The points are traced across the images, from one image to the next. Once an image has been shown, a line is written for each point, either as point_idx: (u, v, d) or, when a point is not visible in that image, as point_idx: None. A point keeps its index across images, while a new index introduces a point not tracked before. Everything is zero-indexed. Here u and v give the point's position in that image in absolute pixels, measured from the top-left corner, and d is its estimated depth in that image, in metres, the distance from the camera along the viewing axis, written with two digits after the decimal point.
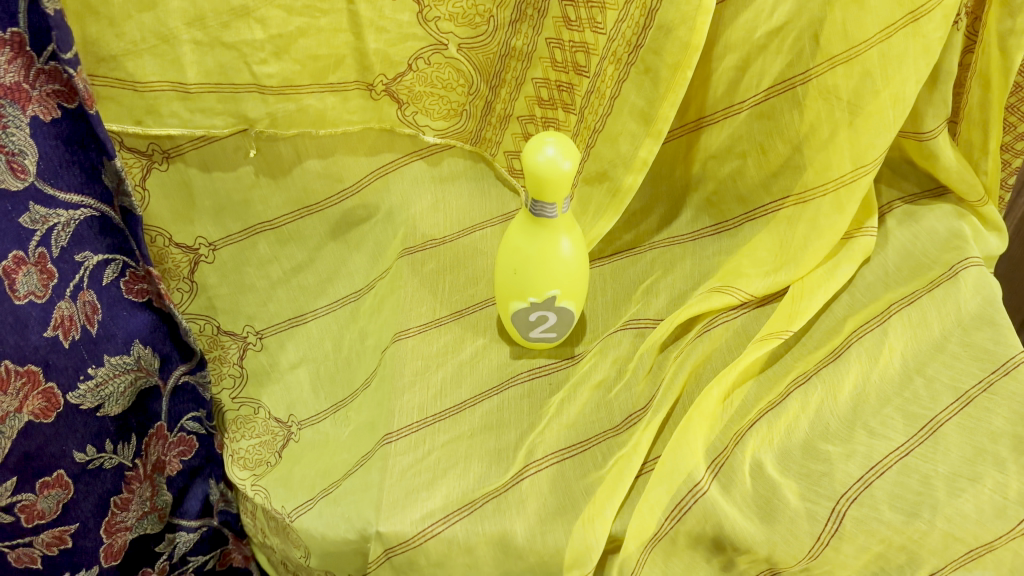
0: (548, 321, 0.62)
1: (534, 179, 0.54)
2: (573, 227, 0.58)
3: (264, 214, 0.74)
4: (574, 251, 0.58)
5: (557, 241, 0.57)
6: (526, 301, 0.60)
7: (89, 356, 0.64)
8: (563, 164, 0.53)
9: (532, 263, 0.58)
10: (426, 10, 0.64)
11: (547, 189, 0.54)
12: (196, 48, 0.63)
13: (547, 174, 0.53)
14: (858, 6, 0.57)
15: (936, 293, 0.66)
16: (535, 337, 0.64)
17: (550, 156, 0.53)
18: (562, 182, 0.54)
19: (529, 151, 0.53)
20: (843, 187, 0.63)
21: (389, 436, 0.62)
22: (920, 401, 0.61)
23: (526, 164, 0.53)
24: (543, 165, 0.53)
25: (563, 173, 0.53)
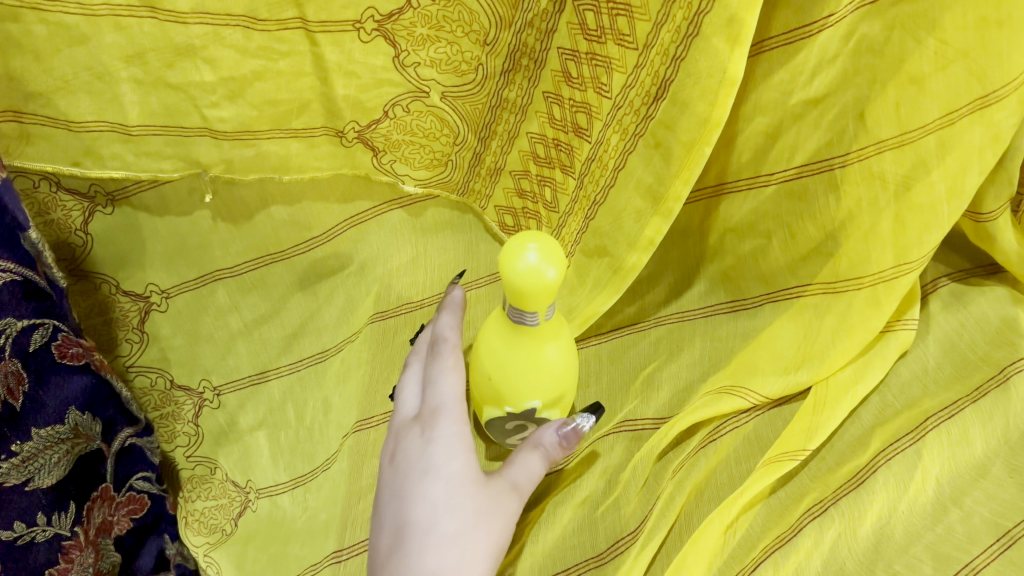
0: (526, 427, 0.54)
1: (514, 288, 0.45)
2: (558, 330, 0.50)
3: (222, 260, 0.66)
4: (560, 356, 0.50)
5: (541, 347, 0.49)
6: (502, 409, 0.52)
7: (13, 430, 0.57)
8: (549, 274, 0.44)
9: (509, 370, 0.50)
10: (404, 54, 0.55)
11: (527, 299, 0.45)
12: (138, 88, 0.54)
13: (528, 284, 0.44)
14: (916, 86, 0.47)
15: (981, 405, 0.57)
16: (512, 438, 0.56)
17: (532, 263, 0.44)
18: (547, 291, 0.45)
19: (506, 258, 0.44)
20: (881, 284, 0.54)
21: (338, 553, 0.62)
22: (954, 540, 0.53)
23: (504, 273, 0.44)
24: (523, 273, 0.43)
25: (547, 283, 0.44)
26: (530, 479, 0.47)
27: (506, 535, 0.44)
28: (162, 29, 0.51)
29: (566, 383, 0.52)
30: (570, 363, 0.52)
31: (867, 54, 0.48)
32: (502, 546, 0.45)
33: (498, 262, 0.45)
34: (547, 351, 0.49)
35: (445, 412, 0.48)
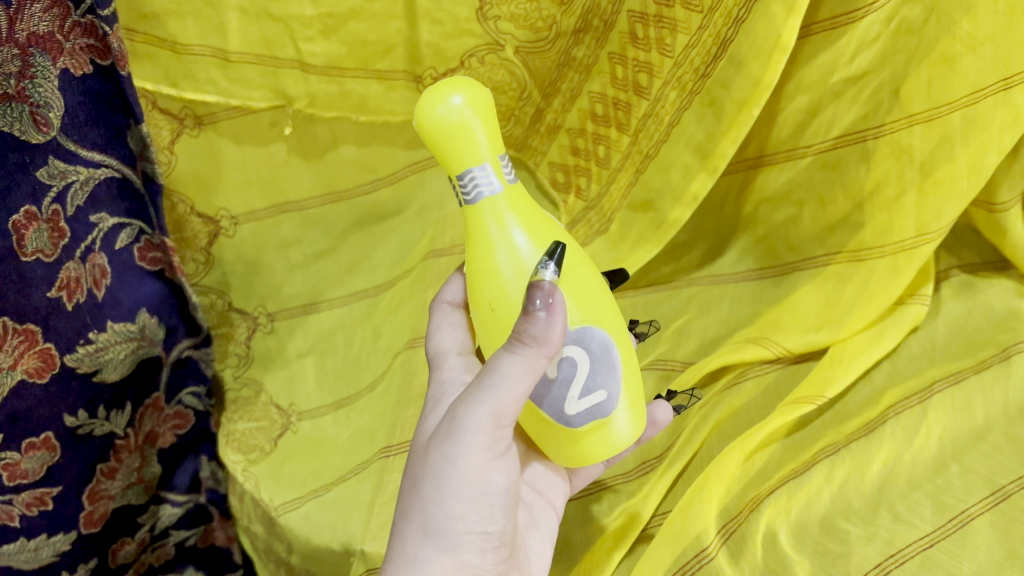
0: (573, 376, 0.42)
1: (442, 139, 0.43)
2: (529, 206, 0.45)
3: (292, 194, 0.71)
4: (538, 233, 0.44)
5: (505, 224, 0.43)
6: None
7: (92, 319, 0.61)
8: (447, 95, 0.43)
9: (496, 271, 0.43)
10: (487, 8, 0.62)
11: (459, 147, 0.43)
12: (242, 17, 0.60)
13: (452, 125, 0.43)
14: (947, 65, 0.53)
15: (985, 376, 0.62)
16: (585, 418, 0.43)
17: (450, 104, 0.43)
18: (468, 126, 0.43)
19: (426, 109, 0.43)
20: (901, 254, 0.60)
21: (388, 449, 0.63)
22: (951, 491, 0.57)
23: (428, 122, 0.43)
24: (445, 114, 0.42)
25: (469, 119, 0.43)
26: (461, 414, 0.40)
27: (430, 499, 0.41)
28: None
29: (582, 274, 0.45)
30: (571, 252, 0.45)
31: (905, 36, 0.54)
32: (450, 501, 0.41)
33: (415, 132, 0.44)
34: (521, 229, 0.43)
35: (439, 365, 0.50)
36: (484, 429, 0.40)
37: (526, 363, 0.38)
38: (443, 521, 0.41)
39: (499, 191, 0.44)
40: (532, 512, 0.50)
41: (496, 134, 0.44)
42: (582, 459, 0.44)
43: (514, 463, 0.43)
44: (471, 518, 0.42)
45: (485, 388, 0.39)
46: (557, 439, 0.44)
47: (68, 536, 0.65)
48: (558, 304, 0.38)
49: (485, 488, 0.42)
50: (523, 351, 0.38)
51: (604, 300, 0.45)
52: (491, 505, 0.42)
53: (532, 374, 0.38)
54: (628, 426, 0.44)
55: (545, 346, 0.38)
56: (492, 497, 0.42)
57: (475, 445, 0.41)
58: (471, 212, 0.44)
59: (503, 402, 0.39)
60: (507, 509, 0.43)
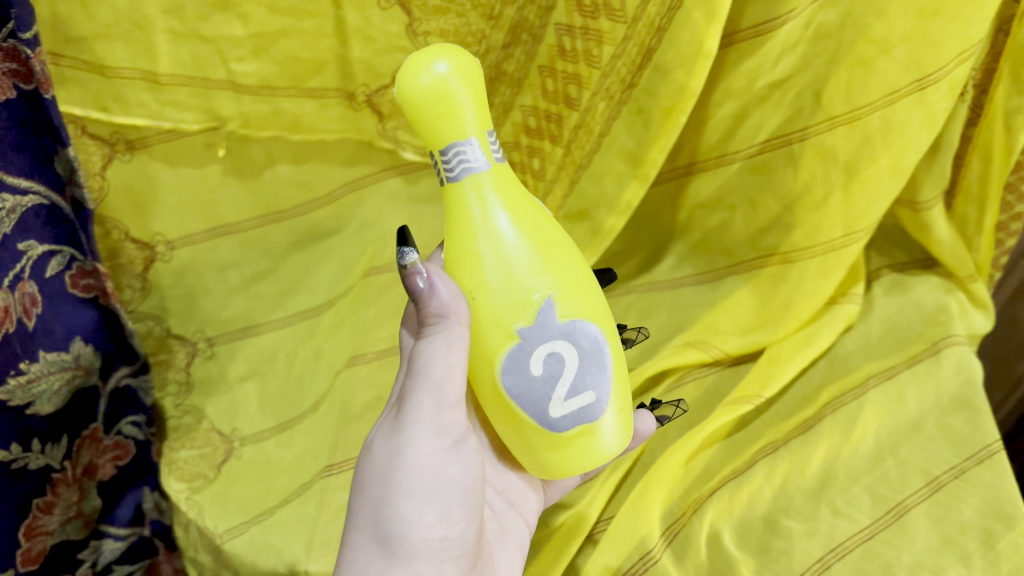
0: (561, 373, 0.41)
1: (426, 110, 0.42)
2: (515, 192, 0.44)
3: (228, 216, 0.70)
4: (523, 217, 0.43)
5: (489, 207, 0.42)
6: (512, 345, 0.41)
7: (23, 350, 0.59)
8: (431, 61, 0.42)
9: (476, 258, 0.42)
10: (417, 23, 0.64)
11: (444, 118, 0.42)
12: (172, 39, 0.59)
13: (436, 94, 0.42)
14: (864, 67, 0.55)
15: (917, 369, 0.65)
16: (571, 421, 0.42)
17: (435, 73, 0.42)
18: (452, 94, 0.42)
19: (409, 80, 0.42)
20: (831, 253, 0.62)
21: (331, 468, 0.65)
22: (889, 483, 0.59)
23: (411, 93, 0.42)
24: (429, 83, 0.42)
25: (454, 89, 0.42)
26: (406, 404, 0.42)
27: (383, 500, 0.41)
28: None
29: (570, 263, 0.44)
30: (559, 240, 0.44)
31: (823, 39, 0.56)
32: (403, 502, 0.41)
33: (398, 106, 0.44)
34: (506, 210, 0.43)
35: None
36: (427, 411, 0.41)
37: (449, 335, 0.41)
38: (397, 524, 0.41)
39: (484, 168, 0.43)
40: (503, 526, 0.50)
41: (483, 107, 0.44)
42: (567, 468, 0.43)
43: (469, 462, 0.44)
44: (427, 520, 0.41)
45: (422, 366, 0.41)
46: (539, 447, 0.43)
47: None
48: (439, 278, 0.41)
49: (439, 484, 0.42)
50: (439, 323, 0.41)
51: (592, 292, 0.44)
52: (446, 505, 0.42)
53: (455, 347, 0.41)
54: (615, 432, 0.43)
55: (451, 316, 0.41)
56: (446, 496, 0.42)
57: (423, 433, 0.41)
58: (453, 191, 0.43)
59: (439, 377, 0.41)
60: (466, 514, 0.43)
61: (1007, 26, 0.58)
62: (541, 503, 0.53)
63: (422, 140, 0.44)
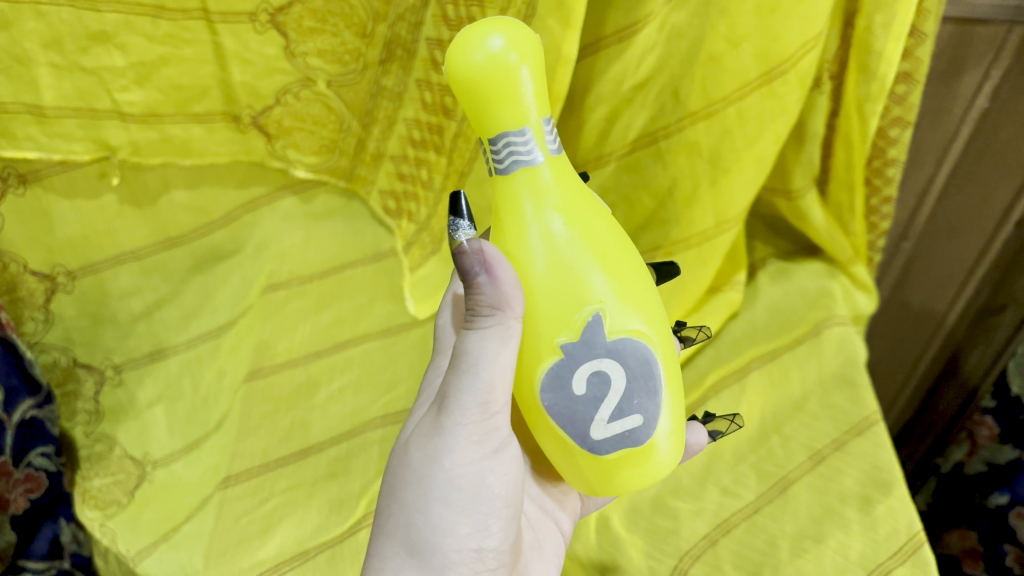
0: (607, 393, 0.38)
1: (475, 91, 0.39)
2: (576, 191, 0.40)
3: (127, 245, 0.72)
4: (579, 218, 0.39)
5: (544, 206, 0.39)
6: (556, 361, 0.38)
7: None
8: (486, 38, 0.39)
9: (526, 257, 0.39)
10: (293, 45, 0.65)
11: (496, 103, 0.39)
12: (55, 72, 0.60)
13: (491, 74, 0.39)
14: (715, 63, 0.58)
15: (798, 350, 0.68)
16: (613, 446, 0.38)
17: (491, 51, 0.39)
18: (508, 75, 0.39)
19: (463, 54, 0.39)
20: (706, 242, 0.65)
21: (227, 480, 0.64)
22: (774, 459, 0.62)
23: (463, 71, 0.39)
24: (483, 61, 0.38)
25: (512, 71, 0.39)
26: (446, 407, 0.38)
27: (417, 506, 0.39)
28: (78, 16, 0.58)
29: (631, 272, 0.40)
30: (619, 244, 0.40)
31: (677, 40, 0.58)
32: (438, 509, 0.39)
33: (448, 83, 0.40)
34: (564, 209, 0.39)
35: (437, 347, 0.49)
36: (470, 418, 0.38)
37: (502, 331, 0.36)
38: (429, 533, 0.39)
39: (541, 161, 0.40)
40: (539, 532, 0.49)
41: (541, 92, 0.40)
42: (612, 489, 0.40)
43: (509, 467, 0.41)
44: (461, 531, 0.39)
45: (471, 367, 0.36)
46: (582, 467, 0.40)
47: None
48: (495, 257, 0.35)
49: (478, 492, 0.40)
50: (488, 318, 0.36)
51: (652, 305, 0.40)
52: (481, 514, 0.40)
53: (505, 346, 0.36)
54: (668, 456, 0.40)
55: (507, 309, 0.36)
56: (482, 506, 0.40)
57: (463, 440, 0.38)
58: (506, 183, 0.40)
59: (489, 381, 0.36)
60: (501, 524, 0.41)
61: (852, 21, 0.61)
62: (575, 516, 0.53)
63: (471, 123, 0.41)
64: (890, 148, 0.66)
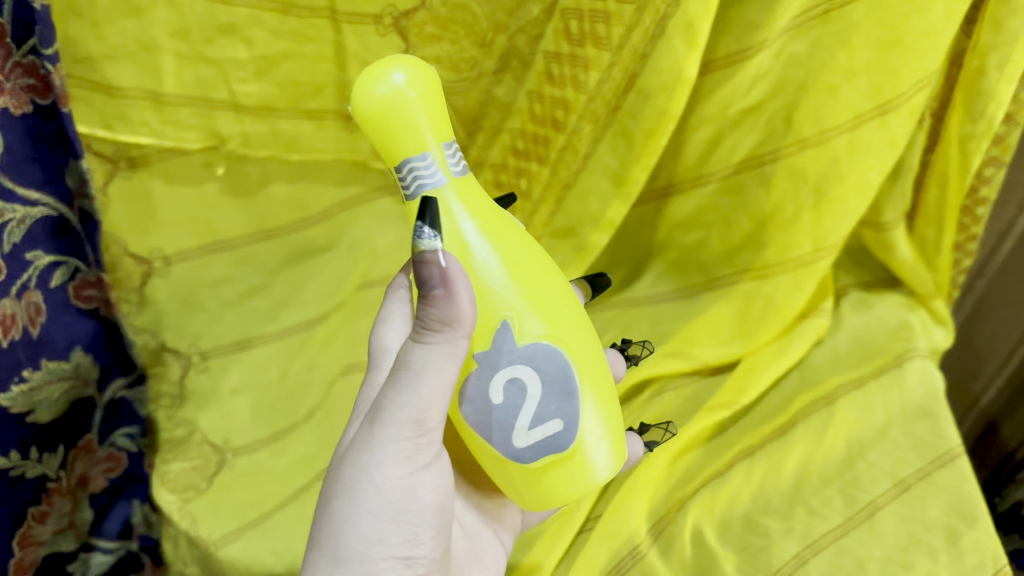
0: (524, 400, 0.40)
1: (375, 125, 0.41)
2: (485, 207, 0.43)
3: (223, 233, 0.73)
4: (494, 233, 0.42)
5: (456, 217, 0.42)
6: (471, 371, 0.42)
7: (27, 357, 0.62)
8: (387, 72, 0.41)
9: None
10: (412, 49, 0.65)
11: (392, 135, 0.41)
12: (178, 61, 0.62)
13: (389, 107, 0.41)
14: (830, 93, 0.59)
15: (882, 380, 0.68)
16: (538, 453, 0.41)
17: (392, 85, 0.41)
18: (407, 107, 0.41)
19: (364, 88, 0.41)
20: (802, 267, 0.66)
21: None
22: (859, 485, 0.62)
23: (365, 105, 0.41)
24: (382, 96, 0.41)
25: (411, 103, 0.41)
26: (379, 423, 0.40)
27: (346, 516, 0.41)
28: (209, 8, 0.60)
29: (546, 284, 0.43)
30: (530, 256, 0.43)
31: (792, 68, 0.60)
32: (366, 521, 0.41)
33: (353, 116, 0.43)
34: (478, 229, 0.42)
35: (379, 365, 0.52)
36: (404, 435, 0.40)
37: (448, 348, 0.38)
38: (358, 544, 0.41)
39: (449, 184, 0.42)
40: (476, 543, 0.51)
41: (442, 120, 0.43)
42: (540, 496, 0.42)
43: (439, 480, 0.43)
44: (389, 542, 0.41)
45: (412, 383, 0.38)
46: (509, 472, 0.42)
47: None
48: (454, 273, 0.37)
49: (407, 504, 0.42)
50: (433, 331, 0.37)
51: (569, 315, 0.43)
52: (409, 525, 0.42)
53: (448, 364, 0.38)
54: (606, 457, 0.42)
55: (458, 325, 0.38)
56: (410, 517, 0.42)
57: (395, 456, 0.40)
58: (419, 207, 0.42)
59: (424, 397, 0.38)
60: (428, 532, 0.43)
61: (960, 60, 0.63)
62: (513, 531, 0.55)
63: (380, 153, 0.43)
64: (983, 187, 0.68)
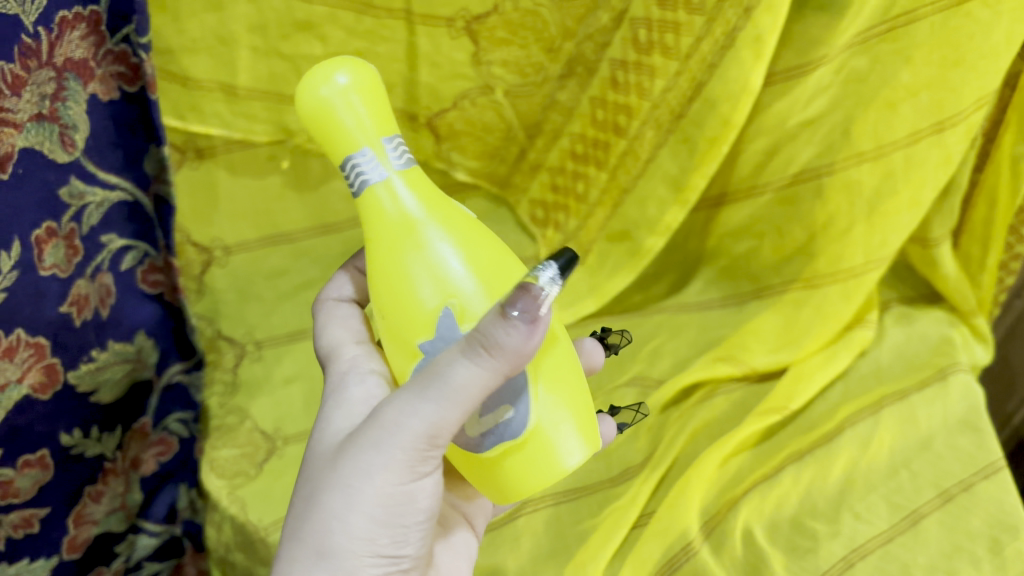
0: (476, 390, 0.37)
1: (319, 125, 0.41)
2: (431, 193, 0.41)
3: (283, 227, 0.76)
4: (443, 219, 0.40)
5: (401, 203, 0.40)
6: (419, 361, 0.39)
7: (95, 337, 0.63)
8: (332, 72, 0.40)
9: (395, 260, 0.39)
10: (482, 52, 0.66)
11: (336, 135, 0.41)
12: (253, 55, 0.64)
13: (332, 108, 0.40)
14: (891, 108, 0.60)
15: (926, 392, 0.69)
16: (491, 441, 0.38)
17: (337, 84, 0.40)
18: (353, 106, 0.40)
19: (308, 88, 0.41)
20: (852, 279, 0.68)
21: None
22: (903, 492, 0.64)
23: (308, 104, 0.41)
24: (327, 96, 0.40)
25: (357, 104, 0.40)
26: (388, 425, 0.37)
27: (337, 511, 0.38)
28: (288, 5, 0.62)
29: (495, 268, 0.40)
30: (479, 242, 0.40)
31: (853, 83, 0.62)
32: (359, 522, 0.38)
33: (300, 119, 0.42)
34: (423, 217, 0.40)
35: (334, 360, 0.48)
36: (416, 443, 0.36)
37: (493, 377, 0.34)
38: (346, 543, 0.38)
39: (392, 174, 0.40)
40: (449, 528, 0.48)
41: (387, 121, 0.41)
42: (502, 489, 0.39)
43: (438, 482, 0.40)
44: (379, 542, 0.38)
45: (440, 399, 0.35)
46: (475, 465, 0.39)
47: (48, 561, 0.65)
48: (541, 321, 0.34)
49: (405, 508, 0.38)
50: (479, 355, 0.34)
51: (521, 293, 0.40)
52: (402, 527, 0.39)
53: (485, 386, 0.35)
54: (572, 444, 0.38)
55: (513, 361, 0.34)
56: (405, 521, 0.39)
57: (400, 462, 0.37)
58: (364, 202, 0.40)
59: (446, 415, 0.35)
60: (419, 532, 0.40)
61: (1015, 82, 0.64)
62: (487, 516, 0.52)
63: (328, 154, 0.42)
64: None
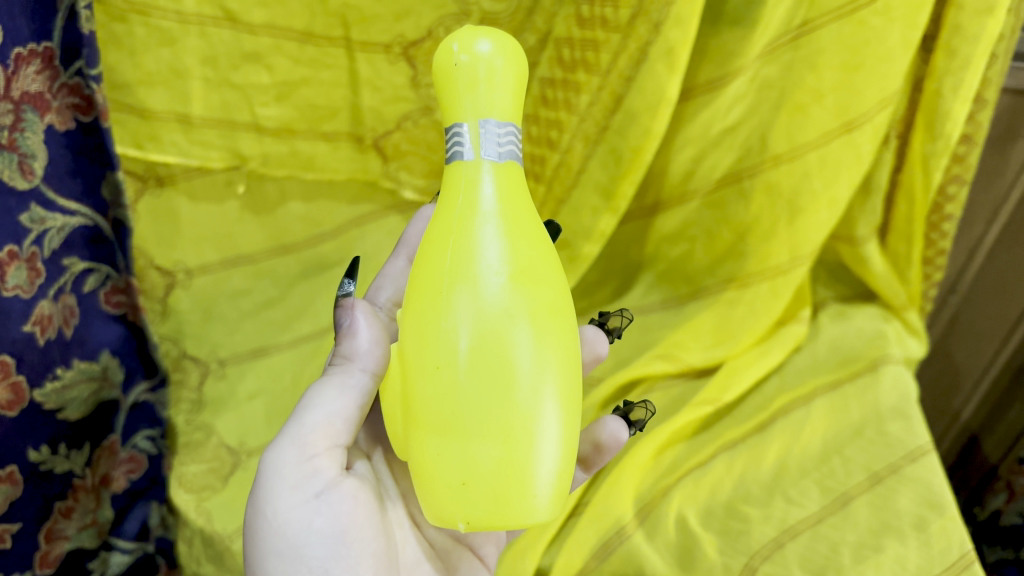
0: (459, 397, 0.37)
1: (442, 83, 0.43)
2: (518, 199, 0.41)
3: (243, 249, 0.79)
4: (510, 217, 0.40)
5: (479, 191, 0.41)
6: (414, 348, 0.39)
7: (59, 356, 0.66)
8: (475, 39, 0.42)
9: (446, 232, 0.40)
10: (420, 76, 0.74)
11: (451, 97, 0.42)
12: (205, 85, 0.68)
13: (462, 73, 0.42)
14: (801, 113, 0.65)
15: (858, 383, 0.72)
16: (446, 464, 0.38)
17: (476, 51, 0.42)
18: (488, 76, 0.42)
19: (455, 42, 0.42)
20: (777, 278, 0.71)
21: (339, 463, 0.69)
22: (835, 477, 0.66)
23: (444, 58, 0.42)
24: (461, 60, 0.42)
25: (484, 78, 0.42)
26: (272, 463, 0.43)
27: (257, 558, 0.42)
28: (235, 37, 0.66)
29: (543, 293, 0.40)
30: (542, 261, 0.40)
31: (767, 90, 0.66)
32: (272, 559, 0.42)
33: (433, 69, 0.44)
34: (493, 210, 0.40)
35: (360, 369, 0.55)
36: (287, 460, 0.42)
37: (344, 377, 0.44)
38: None
39: (489, 154, 0.41)
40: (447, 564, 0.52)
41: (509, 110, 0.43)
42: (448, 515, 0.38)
43: (346, 511, 0.43)
44: None
45: (304, 412, 0.43)
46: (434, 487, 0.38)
47: None
48: (359, 323, 0.44)
49: (307, 537, 0.42)
50: (336, 368, 0.44)
51: (549, 317, 0.40)
52: (318, 559, 0.42)
53: (337, 388, 0.43)
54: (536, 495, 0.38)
55: (355, 361, 0.44)
56: (315, 551, 0.42)
57: (281, 485, 0.42)
58: (451, 167, 0.42)
59: (305, 421, 0.42)
60: (342, 569, 0.42)
61: (920, 85, 0.68)
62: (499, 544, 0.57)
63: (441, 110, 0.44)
64: (948, 204, 0.73)
